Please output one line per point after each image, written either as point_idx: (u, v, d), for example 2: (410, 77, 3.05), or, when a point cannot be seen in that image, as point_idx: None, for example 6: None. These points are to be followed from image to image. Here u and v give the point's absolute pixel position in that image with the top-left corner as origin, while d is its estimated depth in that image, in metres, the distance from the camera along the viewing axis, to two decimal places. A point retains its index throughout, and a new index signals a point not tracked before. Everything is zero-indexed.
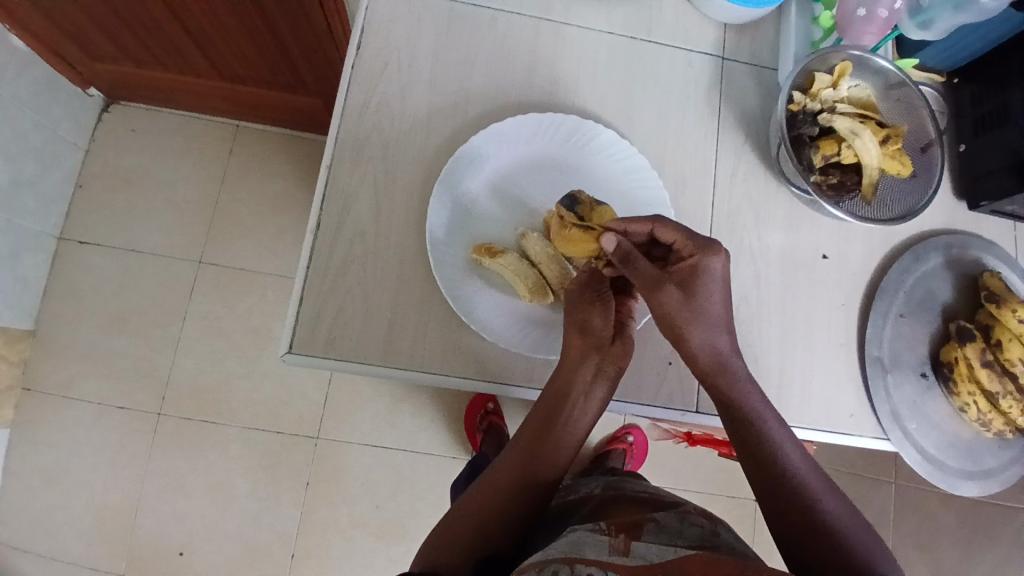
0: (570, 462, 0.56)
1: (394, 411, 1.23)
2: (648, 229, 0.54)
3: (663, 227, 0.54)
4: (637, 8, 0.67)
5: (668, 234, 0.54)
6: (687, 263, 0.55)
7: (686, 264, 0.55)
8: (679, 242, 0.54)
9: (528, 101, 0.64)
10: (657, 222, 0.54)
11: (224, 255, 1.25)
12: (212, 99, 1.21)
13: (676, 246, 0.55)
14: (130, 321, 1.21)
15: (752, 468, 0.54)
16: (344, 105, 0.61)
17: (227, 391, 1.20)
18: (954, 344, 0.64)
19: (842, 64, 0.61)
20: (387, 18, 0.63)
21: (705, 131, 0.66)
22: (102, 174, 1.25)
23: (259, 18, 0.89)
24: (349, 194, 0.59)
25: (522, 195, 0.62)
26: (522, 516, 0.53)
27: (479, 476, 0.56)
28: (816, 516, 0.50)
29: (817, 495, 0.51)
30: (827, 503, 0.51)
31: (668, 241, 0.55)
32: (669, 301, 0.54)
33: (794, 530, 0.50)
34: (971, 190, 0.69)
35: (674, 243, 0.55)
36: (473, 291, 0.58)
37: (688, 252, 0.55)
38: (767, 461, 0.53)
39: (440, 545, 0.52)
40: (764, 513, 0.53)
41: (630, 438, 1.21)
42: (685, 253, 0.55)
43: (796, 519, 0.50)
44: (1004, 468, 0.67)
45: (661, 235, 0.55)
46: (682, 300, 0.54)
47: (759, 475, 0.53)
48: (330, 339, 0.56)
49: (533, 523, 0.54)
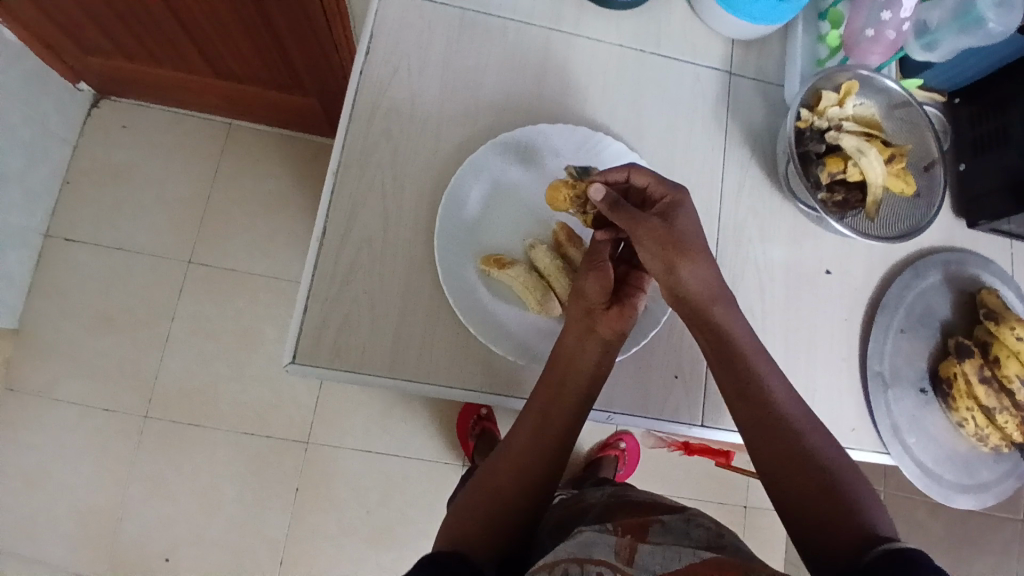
0: (576, 425, 0.55)
1: (386, 417, 1.22)
2: (624, 177, 0.56)
3: (638, 173, 0.56)
4: (645, 19, 0.68)
5: (641, 178, 0.56)
6: (662, 203, 0.56)
7: (663, 204, 0.56)
8: (651, 185, 0.56)
9: (537, 110, 0.64)
10: (631, 169, 0.56)
11: (216, 255, 1.23)
12: (207, 97, 1.20)
13: (649, 190, 0.56)
14: (117, 321, 1.18)
15: (743, 419, 0.54)
16: (352, 110, 0.60)
17: (216, 394, 1.18)
18: (952, 360, 0.65)
19: (849, 82, 0.61)
20: (396, 23, 0.63)
21: (712, 144, 0.66)
22: (91, 170, 1.23)
23: (259, 16, 0.88)
24: (356, 200, 0.59)
25: (531, 206, 0.62)
26: (532, 486, 0.53)
27: (493, 453, 0.56)
28: (806, 461, 0.51)
29: (806, 440, 0.52)
30: (815, 446, 0.52)
31: (642, 188, 0.57)
32: (653, 230, 0.53)
33: (786, 480, 0.50)
34: (969, 209, 0.70)
35: (648, 187, 0.56)
36: (483, 304, 0.57)
37: (661, 194, 0.56)
38: (760, 412, 0.53)
39: (457, 524, 0.51)
40: (758, 464, 0.53)
41: (622, 444, 1.21)
42: (659, 195, 0.56)
43: (788, 469, 0.51)
44: (999, 481, 0.67)
45: (636, 183, 0.57)
46: (666, 228, 0.54)
47: (750, 425, 0.53)
48: (336, 349, 0.56)
49: (542, 498, 0.53)
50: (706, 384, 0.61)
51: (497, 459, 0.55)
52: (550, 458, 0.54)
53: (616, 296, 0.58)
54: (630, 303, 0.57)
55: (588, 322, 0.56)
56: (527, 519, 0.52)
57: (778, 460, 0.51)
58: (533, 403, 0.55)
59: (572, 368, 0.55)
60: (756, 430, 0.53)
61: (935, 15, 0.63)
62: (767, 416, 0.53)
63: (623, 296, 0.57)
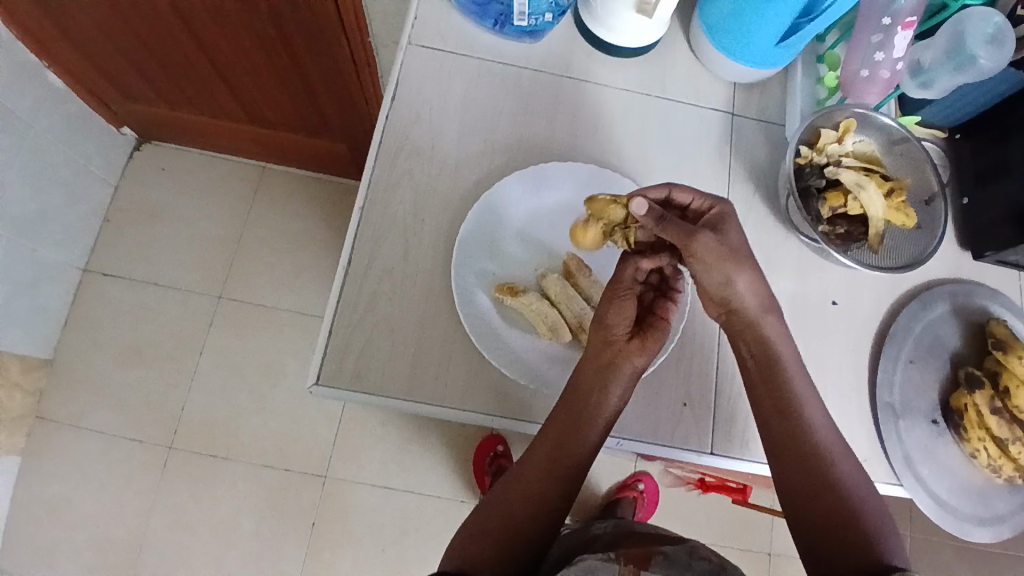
0: (596, 453, 0.57)
1: (403, 451, 1.23)
2: (665, 194, 0.57)
3: (680, 190, 0.57)
4: (652, 66, 0.72)
5: (684, 195, 0.57)
6: (710, 215, 0.56)
7: (709, 216, 0.56)
8: (694, 200, 0.57)
9: (549, 151, 0.68)
10: (672, 185, 0.57)
11: (243, 291, 1.28)
12: (240, 140, 1.28)
13: (693, 206, 0.57)
14: (147, 354, 1.23)
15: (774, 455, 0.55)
16: (377, 151, 0.65)
17: (237, 427, 1.21)
18: (963, 391, 0.66)
19: (847, 121, 0.65)
20: (419, 74, 0.68)
21: (716, 181, 0.69)
22: (129, 209, 1.30)
23: (289, 58, 0.97)
24: (377, 233, 0.62)
25: (543, 237, 0.65)
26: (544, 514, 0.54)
27: (508, 473, 0.57)
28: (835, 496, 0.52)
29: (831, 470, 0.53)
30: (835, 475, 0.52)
31: (684, 205, 0.57)
32: (704, 245, 0.53)
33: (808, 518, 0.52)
34: (974, 240, 0.71)
35: (691, 203, 0.57)
36: (497, 331, 0.60)
37: (706, 207, 0.57)
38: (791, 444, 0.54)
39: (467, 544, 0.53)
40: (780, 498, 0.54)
41: (641, 486, 1.21)
42: (703, 208, 0.57)
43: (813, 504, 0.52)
44: (1015, 513, 0.66)
45: (678, 200, 0.57)
46: (717, 244, 0.54)
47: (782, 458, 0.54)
48: (356, 373, 0.58)
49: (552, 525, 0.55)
50: (715, 413, 0.62)
51: (513, 477, 0.56)
52: (563, 485, 0.55)
53: (637, 326, 0.59)
54: (651, 335, 0.58)
55: (608, 353, 0.57)
56: (536, 545, 0.54)
57: (798, 485, 0.53)
58: (553, 422, 0.56)
59: (595, 394, 0.56)
60: (779, 453, 0.54)
61: (928, 55, 0.67)
62: (787, 441, 0.54)
63: (647, 326, 0.59)
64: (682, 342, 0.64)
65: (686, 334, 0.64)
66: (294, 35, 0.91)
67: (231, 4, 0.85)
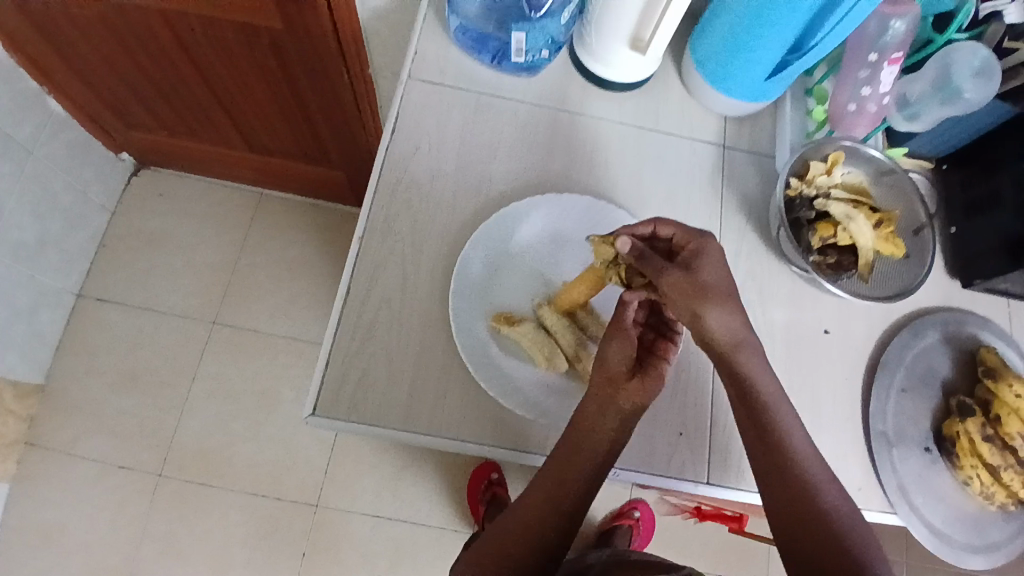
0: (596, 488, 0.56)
1: (397, 479, 1.22)
2: (649, 230, 0.57)
3: (663, 224, 0.56)
4: (645, 101, 0.74)
5: (666, 229, 0.56)
6: (687, 250, 0.55)
7: (688, 252, 0.55)
8: (676, 235, 0.56)
9: (545, 183, 0.69)
10: (657, 221, 0.57)
11: (239, 317, 1.28)
12: (239, 167, 1.29)
13: (676, 241, 0.56)
14: (140, 380, 1.23)
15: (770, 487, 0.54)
16: (376, 182, 0.66)
17: (230, 454, 1.20)
18: (955, 418, 0.66)
19: (836, 153, 0.67)
20: (418, 107, 0.70)
21: (709, 212, 0.70)
22: (127, 235, 1.31)
23: (290, 90, 0.99)
24: (375, 262, 0.63)
25: (539, 268, 0.66)
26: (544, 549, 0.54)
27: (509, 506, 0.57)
28: (832, 529, 0.52)
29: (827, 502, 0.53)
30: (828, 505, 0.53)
31: (668, 239, 0.57)
32: (675, 280, 0.53)
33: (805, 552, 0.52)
34: (965, 268, 0.72)
35: (674, 238, 0.56)
36: (494, 361, 0.60)
37: (687, 242, 0.56)
38: (786, 475, 0.54)
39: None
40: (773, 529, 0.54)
41: (637, 513, 1.20)
42: (684, 243, 0.56)
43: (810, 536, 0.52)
44: (1010, 540, 0.67)
45: (662, 235, 0.57)
46: (688, 278, 0.53)
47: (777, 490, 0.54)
48: (352, 403, 0.58)
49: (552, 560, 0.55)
50: (710, 443, 0.62)
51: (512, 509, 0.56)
52: (563, 520, 0.55)
53: (638, 365, 0.57)
54: (652, 374, 0.56)
55: (607, 390, 0.56)
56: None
57: (790, 513, 0.53)
58: (551, 458, 0.56)
59: (599, 429, 0.55)
60: (771, 483, 0.54)
61: (916, 88, 0.69)
62: (782, 472, 0.54)
63: (647, 364, 0.57)
64: (676, 371, 0.64)
65: (680, 363, 0.65)
66: (295, 67, 0.93)
67: (234, 38, 0.88)
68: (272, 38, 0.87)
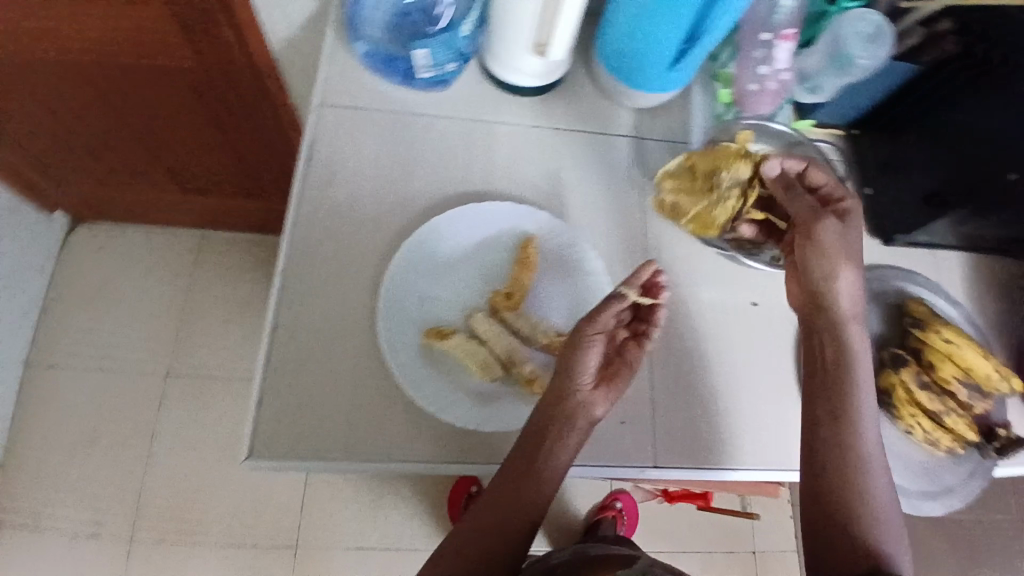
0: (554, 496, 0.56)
1: (376, 505, 1.20)
2: (801, 167, 0.63)
3: (816, 169, 0.63)
4: (558, 102, 0.75)
5: (819, 174, 0.63)
6: (836, 204, 0.62)
7: (837, 205, 0.62)
8: (827, 184, 0.63)
9: (465, 193, 0.69)
10: (811, 163, 0.63)
11: (194, 364, 1.25)
12: (176, 210, 1.26)
13: (824, 188, 0.63)
14: (99, 443, 1.18)
15: None
16: (294, 211, 0.65)
17: (201, 506, 1.16)
18: (890, 370, 0.69)
19: (743, 133, 0.69)
20: (331, 130, 0.69)
21: (630, 203, 0.72)
22: (67, 294, 1.26)
23: (211, 120, 0.98)
24: (302, 293, 0.62)
25: (468, 278, 0.65)
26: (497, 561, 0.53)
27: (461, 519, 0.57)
28: None
29: None
30: None
31: (817, 184, 0.64)
32: (829, 229, 0.60)
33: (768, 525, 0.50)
34: (881, 227, 0.75)
35: (822, 185, 0.63)
36: (430, 379, 0.59)
37: (837, 196, 0.63)
38: None
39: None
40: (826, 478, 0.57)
41: (619, 504, 1.22)
42: (834, 196, 0.63)
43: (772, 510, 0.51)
44: (962, 483, 0.70)
45: (813, 178, 0.63)
46: (839, 231, 0.60)
47: None
48: (291, 439, 0.57)
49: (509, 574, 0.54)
50: (654, 427, 0.63)
51: (474, 517, 0.55)
52: (518, 530, 0.54)
53: (603, 372, 0.59)
54: (617, 379, 0.59)
55: (561, 391, 0.56)
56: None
57: None
58: (509, 466, 0.56)
59: (549, 430, 0.56)
60: None
61: (811, 63, 0.71)
62: None
63: (612, 368, 0.59)
64: None
65: None
66: (213, 95, 0.92)
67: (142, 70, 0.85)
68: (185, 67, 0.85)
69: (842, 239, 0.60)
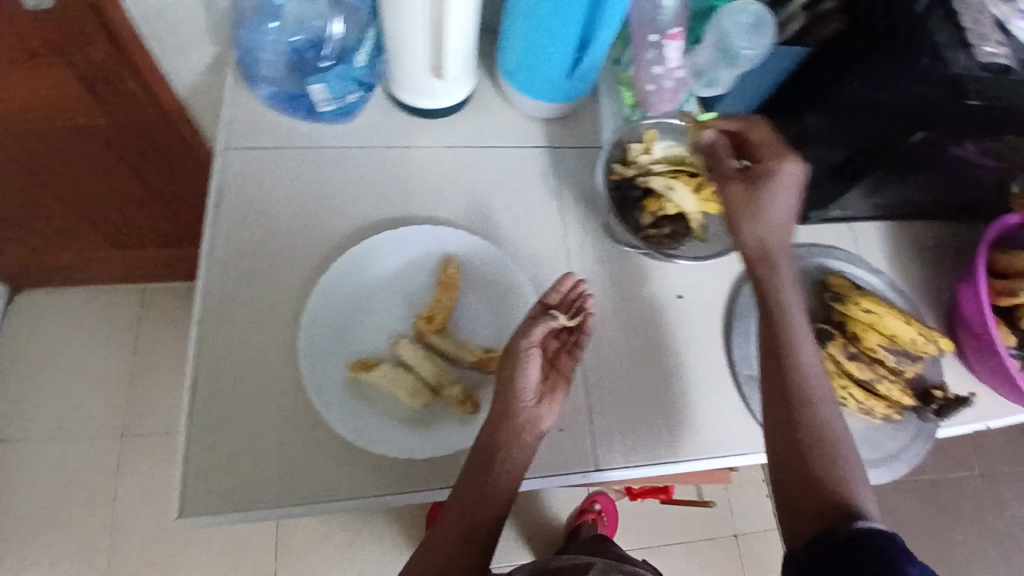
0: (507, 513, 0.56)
1: (354, 540, 1.18)
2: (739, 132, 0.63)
3: (756, 132, 0.62)
4: (466, 121, 0.75)
5: (759, 136, 0.62)
6: (764, 166, 0.61)
7: (766, 166, 0.60)
8: (762, 145, 0.62)
9: (382, 221, 0.69)
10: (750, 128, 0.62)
11: (150, 421, 1.21)
12: (113, 268, 1.23)
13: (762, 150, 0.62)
14: (58, 516, 1.14)
15: None
16: (208, 259, 0.64)
17: (172, 566, 1.13)
18: (819, 345, 0.72)
19: (649, 132, 0.69)
20: (240, 173, 0.68)
21: (548, 212, 0.73)
22: (8, 366, 1.21)
23: (131, 172, 0.96)
24: (223, 341, 0.61)
25: (392, 305, 0.66)
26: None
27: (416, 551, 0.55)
28: None
29: None
30: None
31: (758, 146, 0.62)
32: (732, 193, 0.61)
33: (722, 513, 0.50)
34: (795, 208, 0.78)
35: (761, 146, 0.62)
36: (360, 411, 0.59)
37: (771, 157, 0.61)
38: None
39: None
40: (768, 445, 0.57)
41: (598, 506, 1.20)
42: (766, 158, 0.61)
43: None
44: (905, 447, 0.72)
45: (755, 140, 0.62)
46: (744, 193, 0.60)
47: None
48: (223, 491, 0.56)
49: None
50: (591, 431, 0.64)
51: (427, 546, 0.54)
52: (473, 554, 0.54)
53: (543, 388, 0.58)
54: (558, 391, 0.59)
55: (500, 407, 0.57)
56: None
57: None
58: (462, 491, 0.55)
59: (490, 448, 0.56)
60: None
61: (703, 59, 0.73)
62: None
63: (551, 382, 0.59)
64: None
65: None
66: (127, 146, 0.90)
67: (49, 129, 0.83)
68: (93, 122, 0.83)
69: (744, 201, 0.60)
